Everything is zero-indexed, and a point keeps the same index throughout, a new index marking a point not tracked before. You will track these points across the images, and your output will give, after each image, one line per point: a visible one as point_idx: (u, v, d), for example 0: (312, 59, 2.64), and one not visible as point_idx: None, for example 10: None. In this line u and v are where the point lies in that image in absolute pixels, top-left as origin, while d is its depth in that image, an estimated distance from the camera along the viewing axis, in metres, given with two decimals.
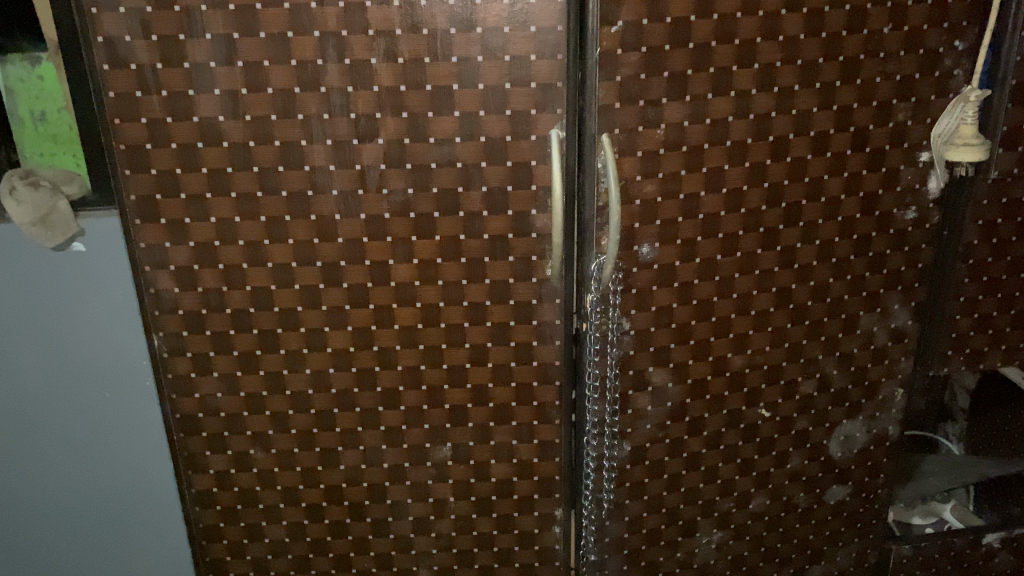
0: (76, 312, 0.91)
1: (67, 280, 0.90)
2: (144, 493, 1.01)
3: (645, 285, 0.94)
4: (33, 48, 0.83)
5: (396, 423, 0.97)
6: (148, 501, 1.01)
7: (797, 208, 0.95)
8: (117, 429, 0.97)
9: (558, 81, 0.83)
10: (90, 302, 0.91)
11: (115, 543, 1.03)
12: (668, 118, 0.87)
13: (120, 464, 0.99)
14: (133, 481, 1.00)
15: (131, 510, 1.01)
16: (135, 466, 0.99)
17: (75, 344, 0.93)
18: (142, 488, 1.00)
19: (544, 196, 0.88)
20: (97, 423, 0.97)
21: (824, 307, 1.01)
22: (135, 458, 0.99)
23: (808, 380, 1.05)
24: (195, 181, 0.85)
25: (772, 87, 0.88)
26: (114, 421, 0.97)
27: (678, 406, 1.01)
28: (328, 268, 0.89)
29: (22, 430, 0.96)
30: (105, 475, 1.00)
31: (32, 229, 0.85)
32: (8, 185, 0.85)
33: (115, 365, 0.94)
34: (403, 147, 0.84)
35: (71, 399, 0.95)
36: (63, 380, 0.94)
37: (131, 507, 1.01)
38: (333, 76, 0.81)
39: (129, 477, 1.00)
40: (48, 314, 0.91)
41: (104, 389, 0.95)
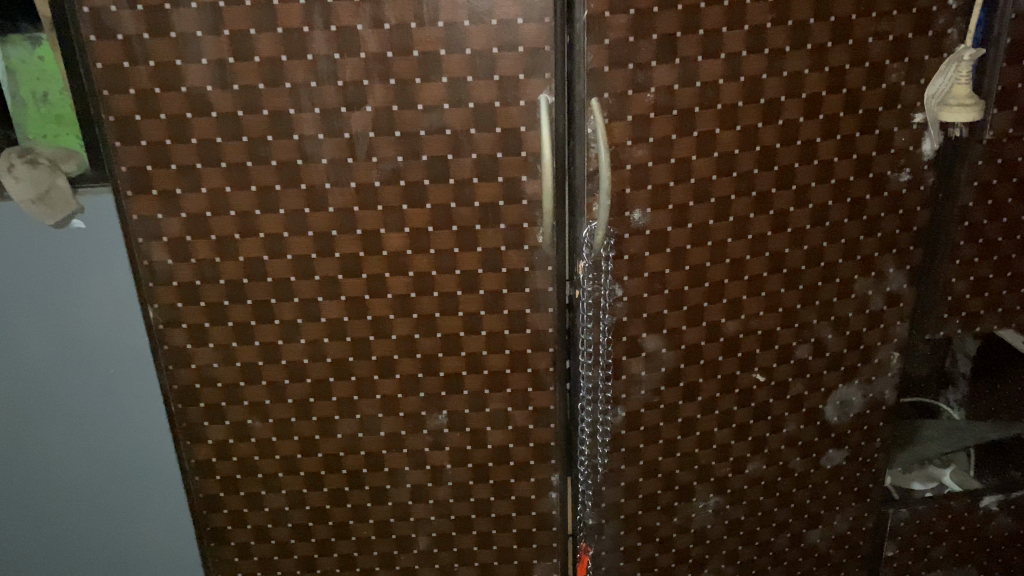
0: (80, 293, 0.92)
1: (69, 258, 0.91)
2: (144, 468, 1.02)
3: (637, 251, 0.94)
4: (34, 29, 0.84)
5: (392, 391, 0.97)
6: (156, 481, 1.03)
7: (790, 170, 0.95)
8: (124, 408, 0.99)
9: (547, 44, 0.82)
10: (92, 279, 0.92)
11: (122, 525, 1.05)
12: (658, 81, 0.86)
13: (121, 440, 1.01)
14: (132, 456, 1.02)
15: (131, 486, 1.03)
16: (136, 439, 1.01)
17: (80, 324, 0.94)
18: (142, 462, 1.02)
19: (534, 163, 0.87)
20: (100, 398, 0.98)
21: (819, 271, 1.01)
22: (136, 432, 1.00)
23: (803, 344, 1.05)
24: (186, 152, 0.85)
25: (763, 49, 0.88)
26: (117, 397, 0.98)
27: (672, 371, 1.01)
28: (320, 238, 0.89)
29: (27, 413, 0.97)
30: (110, 455, 1.01)
31: (32, 207, 0.87)
32: (7, 163, 0.85)
33: (116, 340, 0.95)
34: (391, 114, 0.84)
35: (76, 380, 0.96)
36: (65, 359, 0.95)
37: (132, 480, 1.03)
38: (320, 44, 0.81)
39: (131, 451, 1.01)
40: (51, 294, 0.92)
41: (106, 364, 0.96)
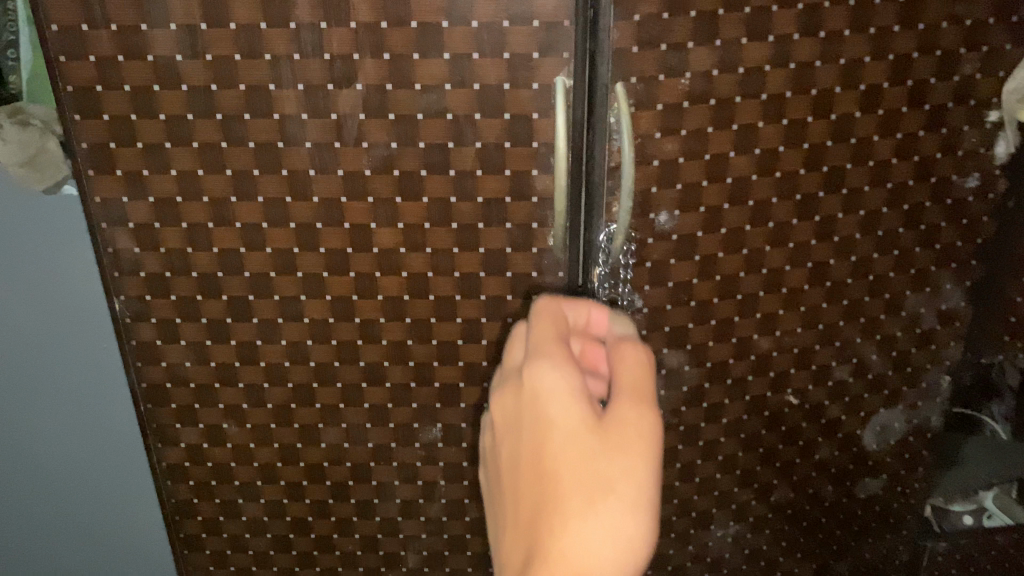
0: (57, 301, 0.93)
1: (52, 239, 0.89)
2: (121, 454, 1.03)
3: (661, 258, 0.83)
4: None
5: (381, 400, 0.88)
6: (125, 493, 1.05)
7: (840, 172, 0.83)
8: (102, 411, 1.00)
9: (566, 19, 0.71)
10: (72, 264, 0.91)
11: (92, 525, 1.08)
12: (694, 66, 0.74)
13: (100, 426, 1.01)
14: (110, 442, 1.02)
15: (109, 473, 1.04)
16: (114, 426, 1.01)
17: (62, 326, 0.94)
18: (119, 448, 1.02)
19: (546, 155, 0.76)
20: (80, 379, 0.98)
21: (865, 285, 0.90)
22: (112, 419, 1.00)
23: (843, 365, 0.94)
24: (152, 129, 0.75)
25: (817, 32, 0.75)
26: (94, 380, 0.98)
27: (695, 390, 0.91)
28: (303, 230, 0.80)
29: (15, 408, 1.00)
30: (92, 442, 1.02)
31: (19, 170, 0.85)
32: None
33: (87, 323, 0.94)
34: (384, 94, 0.74)
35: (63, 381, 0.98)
36: (48, 339, 0.95)
37: (107, 466, 1.03)
38: (304, 10, 0.70)
39: (105, 439, 1.02)
40: (33, 270, 0.91)
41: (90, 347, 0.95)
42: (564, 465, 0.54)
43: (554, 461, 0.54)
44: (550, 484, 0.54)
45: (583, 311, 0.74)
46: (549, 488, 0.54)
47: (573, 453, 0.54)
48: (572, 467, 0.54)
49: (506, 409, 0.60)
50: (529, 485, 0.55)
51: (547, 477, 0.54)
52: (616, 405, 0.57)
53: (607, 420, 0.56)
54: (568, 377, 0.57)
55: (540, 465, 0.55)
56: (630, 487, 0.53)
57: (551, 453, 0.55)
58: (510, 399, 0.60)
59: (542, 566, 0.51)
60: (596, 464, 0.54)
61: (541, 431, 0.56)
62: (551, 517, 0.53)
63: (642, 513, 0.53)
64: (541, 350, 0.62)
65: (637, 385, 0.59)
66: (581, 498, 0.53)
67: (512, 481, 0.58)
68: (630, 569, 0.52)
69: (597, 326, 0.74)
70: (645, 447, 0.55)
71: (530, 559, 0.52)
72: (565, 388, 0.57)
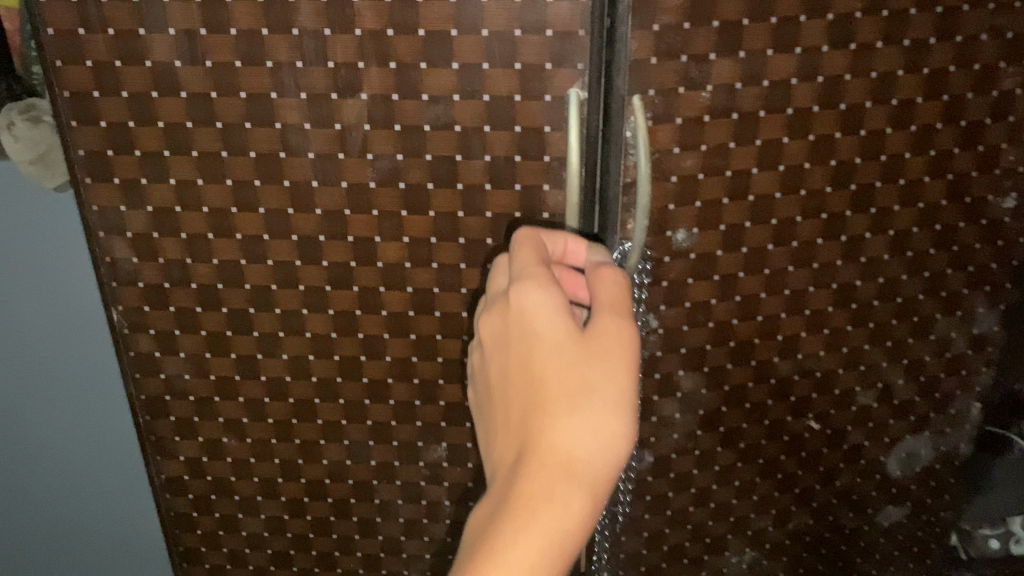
0: (58, 296, 0.95)
1: (49, 237, 0.92)
2: (113, 444, 1.05)
3: (678, 277, 0.79)
4: None
5: (385, 418, 0.85)
6: (118, 483, 1.07)
7: (869, 190, 0.79)
8: (93, 412, 1.03)
9: (581, 28, 0.67)
10: (68, 260, 0.93)
11: (86, 513, 1.09)
12: (716, 78, 0.71)
13: (94, 416, 1.03)
14: (105, 432, 1.04)
15: (105, 461, 1.06)
16: (105, 418, 1.03)
17: (60, 324, 0.97)
18: (111, 438, 1.05)
19: (558, 169, 0.73)
20: (77, 373, 1.00)
21: (893, 308, 0.86)
22: (106, 410, 1.03)
23: (867, 390, 0.90)
24: (150, 137, 0.73)
25: (848, 44, 0.71)
26: (87, 374, 1.00)
27: (711, 414, 0.87)
28: (305, 242, 0.77)
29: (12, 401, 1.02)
30: (83, 434, 1.04)
31: (30, 167, 0.83)
32: (7, 120, 0.80)
33: (81, 317, 0.96)
34: (389, 104, 0.70)
35: (57, 381, 1.00)
36: (47, 332, 0.97)
37: (102, 455, 1.06)
38: (307, 16, 0.67)
39: (97, 430, 1.04)
40: (34, 267, 0.93)
41: (83, 342, 0.98)
42: (548, 374, 0.53)
43: (538, 369, 0.54)
44: (534, 393, 0.54)
45: (560, 239, 0.68)
46: (534, 396, 0.53)
47: (557, 361, 0.54)
48: (555, 375, 0.53)
49: (489, 324, 0.59)
50: (515, 394, 0.55)
51: (532, 386, 0.54)
52: (595, 318, 0.56)
53: (588, 331, 0.55)
54: (553, 291, 0.57)
55: (526, 373, 0.54)
56: (612, 389, 0.53)
57: (533, 364, 0.54)
58: (492, 313, 0.59)
59: (529, 467, 0.51)
60: (581, 373, 0.53)
61: (525, 343, 0.55)
62: (536, 422, 0.52)
63: (625, 412, 0.53)
64: (519, 268, 0.59)
65: (618, 304, 0.58)
66: (565, 403, 0.52)
67: (497, 390, 0.57)
68: (614, 466, 0.52)
69: (574, 255, 0.68)
70: (627, 352, 0.55)
71: (516, 463, 0.52)
72: (547, 300, 0.56)
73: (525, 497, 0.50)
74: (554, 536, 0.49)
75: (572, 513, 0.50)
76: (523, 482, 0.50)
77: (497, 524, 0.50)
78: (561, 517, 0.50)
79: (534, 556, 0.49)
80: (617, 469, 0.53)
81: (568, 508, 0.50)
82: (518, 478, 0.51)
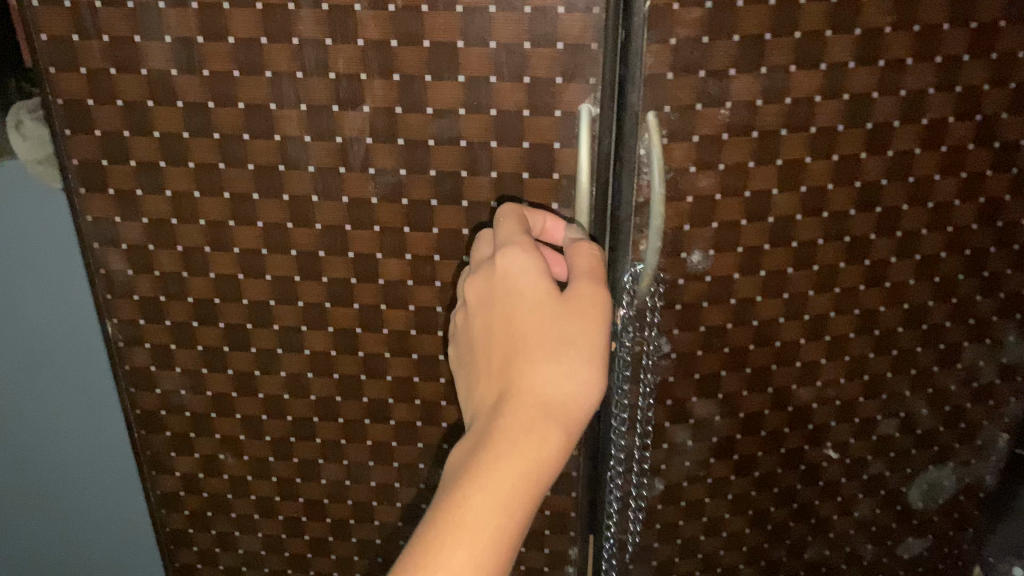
0: (49, 320, 0.81)
1: (34, 253, 0.78)
2: (115, 493, 0.91)
3: (692, 300, 0.76)
4: None
5: (385, 438, 0.82)
6: (122, 538, 0.93)
7: (895, 213, 0.75)
8: (83, 451, 0.88)
9: (593, 42, 0.64)
10: (59, 279, 0.79)
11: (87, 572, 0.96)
12: (735, 95, 0.67)
13: (93, 463, 0.89)
14: (103, 479, 0.90)
15: (103, 513, 0.92)
16: (105, 463, 0.89)
17: (54, 352, 0.83)
18: (111, 486, 0.90)
19: (568, 187, 0.70)
20: (71, 410, 0.86)
21: (917, 335, 0.82)
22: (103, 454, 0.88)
23: (889, 419, 0.86)
24: (145, 147, 0.70)
25: (876, 60, 0.68)
26: (83, 410, 0.86)
27: (725, 441, 0.84)
28: (304, 257, 0.74)
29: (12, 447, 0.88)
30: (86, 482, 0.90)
31: (38, 168, 0.74)
32: (14, 119, 0.72)
33: (76, 348, 0.83)
34: (393, 117, 0.68)
35: (51, 415, 0.86)
36: (36, 363, 0.84)
37: (102, 505, 0.91)
38: (307, 25, 0.65)
39: (97, 477, 0.90)
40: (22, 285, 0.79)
41: (74, 374, 0.84)
42: (528, 330, 0.58)
43: (520, 325, 0.59)
44: (514, 346, 0.58)
45: (540, 219, 0.68)
46: (515, 348, 0.58)
47: (537, 317, 0.59)
48: (536, 329, 0.58)
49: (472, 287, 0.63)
50: (498, 348, 0.59)
51: (513, 339, 0.58)
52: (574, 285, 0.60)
53: (566, 294, 0.60)
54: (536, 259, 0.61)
55: (509, 333, 0.59)
56: (587, 340, 0.58)
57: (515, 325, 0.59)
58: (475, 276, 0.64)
59: (508, 408, 0.55)
60: (559, 329, 0.58)
61: (508, 302, 0.60)
62: (516, 370, 0.57)
63: (596, 363, 0.58)
64: (503, 230, 0.64)
65: (595, 271, 0.62)
66: (544, 353, 0.57)
67: (478, 347, 0.61)
68: (587, 411, 0.57)
69: (553, 235, 0.68)
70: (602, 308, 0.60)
71: (496, 406, 0.56)
72: (529, 263, 0.61)
73: (504, 434, 0.54)
74: (529, 470, 0.53)
75: (548, 451, 0.53)
76: (502, 421, 0.55)
77: (476, 457, 0.53)
78: (537, 453, 0.54)
79: (509, 487, 0.52)
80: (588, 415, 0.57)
81: (545, 445, 0.54)
82: (498, 418, 0.55)
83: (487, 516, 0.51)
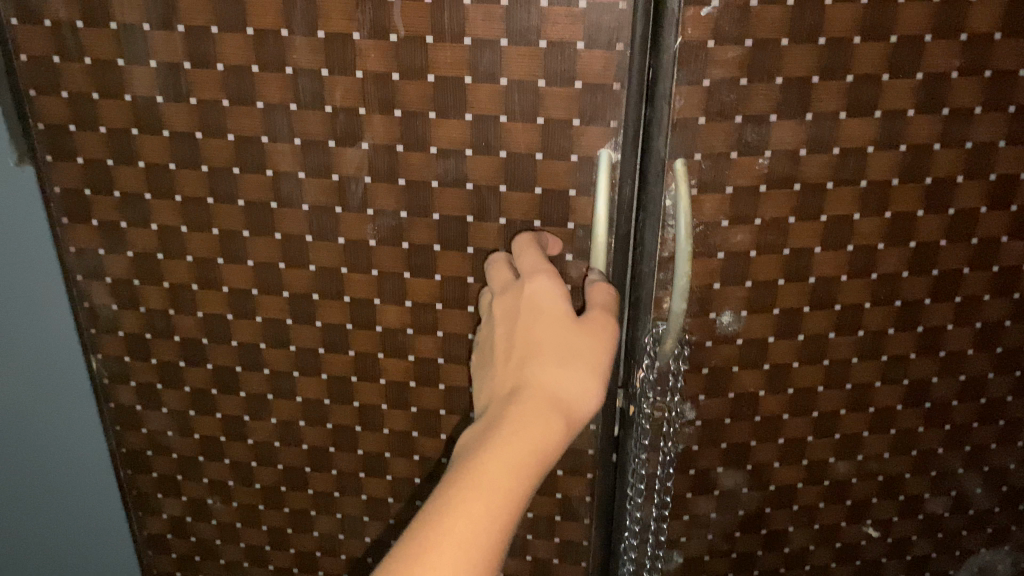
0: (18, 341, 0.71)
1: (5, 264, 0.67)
2: (92, 530, 0.80)
3: (721, 364, 0.68)
4: None
5: (381, 493, 0.76)
6: None
7: (954, 276, 0.67)
8: (63, 483, 0.78)
9: (615, 82, 0.58)
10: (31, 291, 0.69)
11: None
12: (776, 143, 0.60)
13: (67, 497, 0.78)
14: (78, 515, 0.79)
15: (77, 553, 0.81)
16: (81, 497, 0.78)
17: (27, 375, 0.72)
18: (88, 524, 0.80)
19: (584, 238, 0.63)
20: (43, 439, 0.75)
21: (975, 409, 0.73)
22: (80, 487, 0.78)
23: (939, 497, 0.77)
24: (131, 177, 0.65)
25: (939, 108, 0.60)
26: (58, 440, 0.75)
27: (752, 515, 0.76)
28: (297, 300, 0.68)
29: None
30: (59, 517, 0.79)
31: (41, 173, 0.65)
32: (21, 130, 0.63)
33: (51, 372, 0.72)
34: (394, 155, 0.62)
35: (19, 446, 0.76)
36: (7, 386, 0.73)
37: (76, 544, 0.81)
38: (302, 54, 0.59)
39: (71, 513, 0.79)
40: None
41: (48, 399, 0.74)
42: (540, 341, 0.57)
43: (534, 332, 0.57)
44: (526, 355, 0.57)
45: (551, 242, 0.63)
46: (529, 352, 0.56)
47: (553, 321, 0.57)
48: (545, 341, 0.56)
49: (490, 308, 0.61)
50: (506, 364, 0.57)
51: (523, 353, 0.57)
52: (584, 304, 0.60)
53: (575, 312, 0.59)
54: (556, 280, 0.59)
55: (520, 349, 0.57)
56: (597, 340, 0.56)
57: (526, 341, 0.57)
58: (493, 293, 0.62)
59: (519, 399, 0.53)
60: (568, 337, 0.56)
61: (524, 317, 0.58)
62: (529, 370, 0.55)
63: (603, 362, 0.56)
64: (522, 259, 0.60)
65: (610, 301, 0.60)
66: (557, 355, 0.56)
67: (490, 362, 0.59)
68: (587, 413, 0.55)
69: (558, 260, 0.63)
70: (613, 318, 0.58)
71: (505, 400, 0.54)
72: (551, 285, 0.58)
73: (516, 417, 0.51)
74: (540, 449, 0.50)
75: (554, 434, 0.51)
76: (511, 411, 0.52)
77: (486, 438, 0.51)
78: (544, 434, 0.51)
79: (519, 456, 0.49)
80: (593, 412, 0.55)
81: (555, 429, 0.52)
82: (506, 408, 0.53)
83: (500, 483, 0.48)
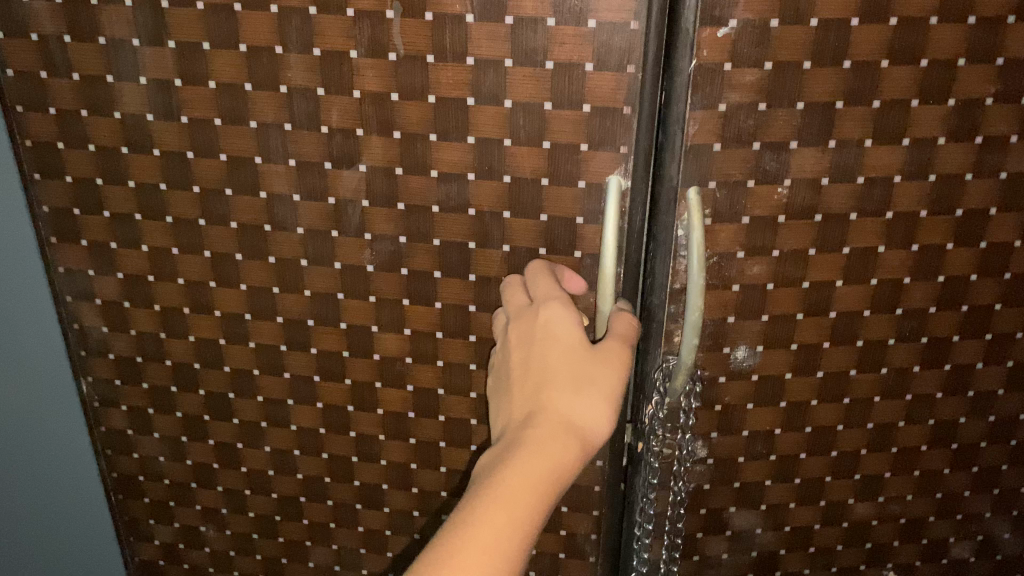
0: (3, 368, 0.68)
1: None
2: (82, 558, 0.77)
3: (735, 401, 0.65)
4: None
5: (379, 525, 0.73)
6: None
7: (985, 313, 0.63)
8: (50, 511, 0.74)
9: (626, 106, 0.55)
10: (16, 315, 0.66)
11: None
12: (796, 171, 0.56)
13: (56, 525, 0.75)
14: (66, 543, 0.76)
15: None
16: (70, 525, 0.75)
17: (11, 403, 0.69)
18: (78, 552, 0.77)
19: (591, 268, 0.60)
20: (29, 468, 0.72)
21: (1004, 450, 0.69)
22: (68, 515, 0.75)
23: (964, 542, 0.72)
24: (120, 197, 0.63)
25: (972, 136, 0.56)
26: (45, 467, 0.73)
27: (767, 556, 0.72)
28: (292, 326, 0.66)
29: None
30: (47, 547, 0.76)
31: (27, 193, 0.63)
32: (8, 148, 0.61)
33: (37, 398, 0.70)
34: (392, 179, 0.59)
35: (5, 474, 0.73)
36: None
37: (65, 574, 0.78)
38: (297, 72, 0.56)
39: (59, 541, 0.76)
40: None
41: (34, 426, 0.71)
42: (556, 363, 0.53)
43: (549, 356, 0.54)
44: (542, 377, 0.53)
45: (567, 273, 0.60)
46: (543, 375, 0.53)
47: (566, 342, 0.54)
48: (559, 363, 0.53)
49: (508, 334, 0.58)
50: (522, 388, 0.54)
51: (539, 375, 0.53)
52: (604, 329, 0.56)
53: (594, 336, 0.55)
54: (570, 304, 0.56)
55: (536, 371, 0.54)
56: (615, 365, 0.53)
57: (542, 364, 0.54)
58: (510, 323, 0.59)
59: (533, 419, 0.50)
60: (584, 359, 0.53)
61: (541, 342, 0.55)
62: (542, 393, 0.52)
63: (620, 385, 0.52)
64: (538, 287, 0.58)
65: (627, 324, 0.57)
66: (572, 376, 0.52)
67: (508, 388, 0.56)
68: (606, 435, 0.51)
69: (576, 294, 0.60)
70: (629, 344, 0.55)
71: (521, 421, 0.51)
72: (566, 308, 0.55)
73: (527, 440, 0.48)
74: (556, 467, 0.47)
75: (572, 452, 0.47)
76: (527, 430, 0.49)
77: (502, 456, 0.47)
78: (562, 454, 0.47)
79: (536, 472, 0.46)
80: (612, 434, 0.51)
81: (571, 450, 0.48)
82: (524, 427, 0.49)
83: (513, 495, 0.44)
